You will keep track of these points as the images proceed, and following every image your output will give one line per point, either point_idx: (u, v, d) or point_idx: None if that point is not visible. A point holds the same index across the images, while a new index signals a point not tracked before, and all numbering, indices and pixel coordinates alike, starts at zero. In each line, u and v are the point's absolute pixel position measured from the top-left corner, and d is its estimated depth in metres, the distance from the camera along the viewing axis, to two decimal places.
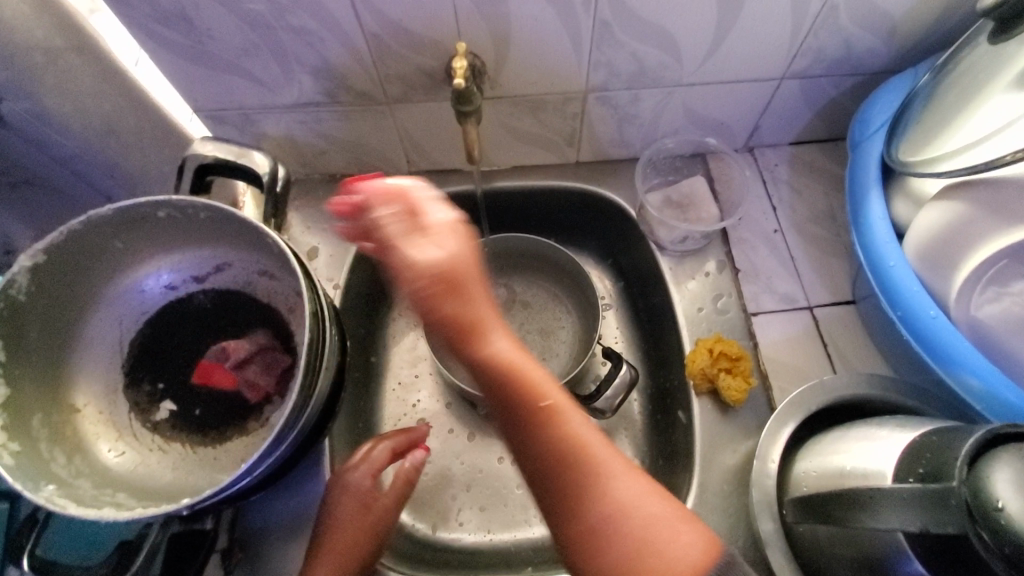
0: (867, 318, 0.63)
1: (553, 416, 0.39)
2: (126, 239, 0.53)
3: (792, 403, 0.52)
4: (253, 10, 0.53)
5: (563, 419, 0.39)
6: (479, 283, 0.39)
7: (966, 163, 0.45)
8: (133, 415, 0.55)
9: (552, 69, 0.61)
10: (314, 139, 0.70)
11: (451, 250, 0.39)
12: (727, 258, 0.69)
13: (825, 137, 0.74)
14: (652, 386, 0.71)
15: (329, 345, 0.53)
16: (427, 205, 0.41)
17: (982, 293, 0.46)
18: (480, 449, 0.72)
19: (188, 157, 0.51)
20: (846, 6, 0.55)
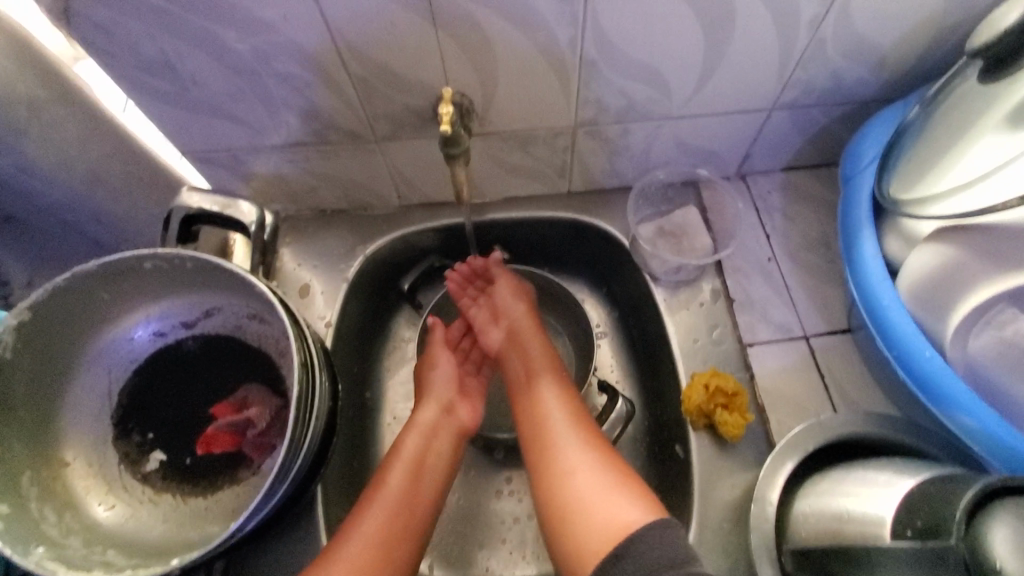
0: (864, 347, 0.62)
1: (544, 393, 0.62)
2: (114, 290, 0.53)
3: (789, 444, 0.51)
4: (239, 58, 0.52)
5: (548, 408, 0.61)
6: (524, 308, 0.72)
7: (961, 204, 0.46)
8: (123, 468, 0.54)
9: (540, 106, 0.60)
10: (303, 177, 0.69)
11: (515, 285, 0.73)
12: (721, 287, 0.69)
13: (817, 163, 0.74)
14: (649, 417, 0.71)
15: (319, 394, 0.52)
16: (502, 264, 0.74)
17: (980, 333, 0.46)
18: (476, 483, 0.72)
19: (174, 208, 0.52)
20: (832, 39, 0.55)
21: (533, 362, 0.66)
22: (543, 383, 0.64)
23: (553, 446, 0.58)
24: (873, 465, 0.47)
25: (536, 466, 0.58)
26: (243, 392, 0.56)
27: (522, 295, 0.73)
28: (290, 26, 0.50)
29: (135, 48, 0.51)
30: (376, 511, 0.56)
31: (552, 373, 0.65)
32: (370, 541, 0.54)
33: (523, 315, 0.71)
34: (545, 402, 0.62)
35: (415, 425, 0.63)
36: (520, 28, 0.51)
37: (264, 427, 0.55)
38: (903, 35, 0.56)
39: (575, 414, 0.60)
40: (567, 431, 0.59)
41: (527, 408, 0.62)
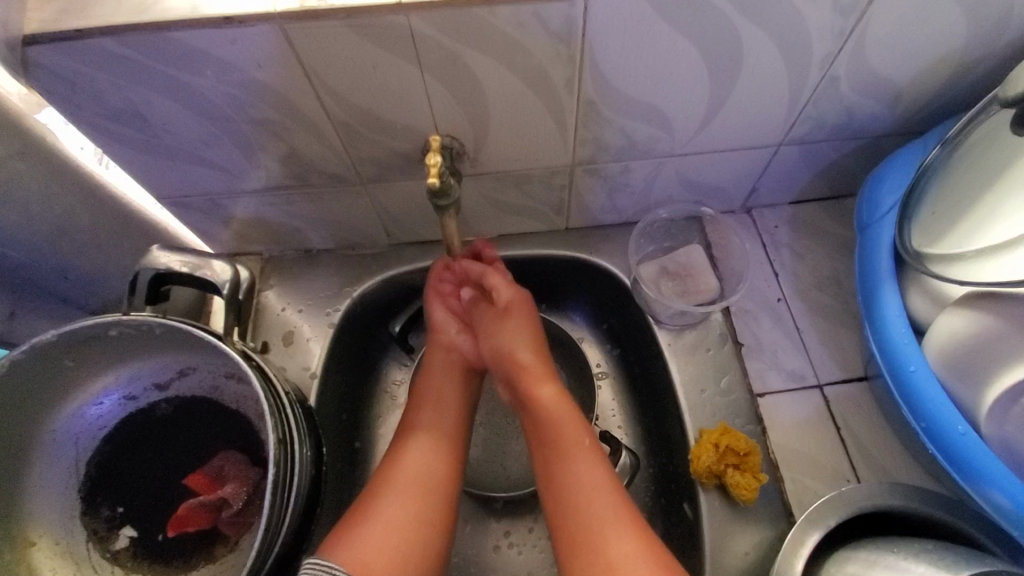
0: (882, 397, 0.59)
1: (578, 458, 0.54)
2: (77, 356, 0.49)
3: (811, 515, 0.47)
4: (211, 105, 0.49)
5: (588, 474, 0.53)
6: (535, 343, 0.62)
7: (985, 270, 0.44)
8: (91, 545, 0.51)
9: (535, 146, 0.57)
10: (285, 219, 0.65)
11: (518, 315, 0.62)
12: (729, 331, 0.65)
13: (826, 196, 0.70)
14: (655, 467, 0.67)
15: (301, 467, 0.49)
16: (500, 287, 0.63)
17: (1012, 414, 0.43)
18: (472, 537, 0.68)
19: (141, 269, 0.49)
20: (846, 75, 0.52)
21: (543, 407, 0.57)
22: (576, 451, 0.55)
23: (594, 525, 0.50)
24: (904, 550, 0.43)
25: (574, 549, 0.50)
26: (220, 461, 0.53)
27: (518, 317, 0.62)
28: (265, 72, 0.46)
29: (99, 97, 0.47)
30: (415, 448, 0.57)
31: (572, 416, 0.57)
32: (415, 474, 0.55)
33: (526, 337, 0.62)
34: (577, 466, 0.54)
35: (433, 361, 0.64)
36: (513, 70, 0.48)
37: (241, 506, 0.52)
38: (921, 70, 0.52)
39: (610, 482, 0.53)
40: (610, 508, 0.51)
41: (558, 477, 0.54)
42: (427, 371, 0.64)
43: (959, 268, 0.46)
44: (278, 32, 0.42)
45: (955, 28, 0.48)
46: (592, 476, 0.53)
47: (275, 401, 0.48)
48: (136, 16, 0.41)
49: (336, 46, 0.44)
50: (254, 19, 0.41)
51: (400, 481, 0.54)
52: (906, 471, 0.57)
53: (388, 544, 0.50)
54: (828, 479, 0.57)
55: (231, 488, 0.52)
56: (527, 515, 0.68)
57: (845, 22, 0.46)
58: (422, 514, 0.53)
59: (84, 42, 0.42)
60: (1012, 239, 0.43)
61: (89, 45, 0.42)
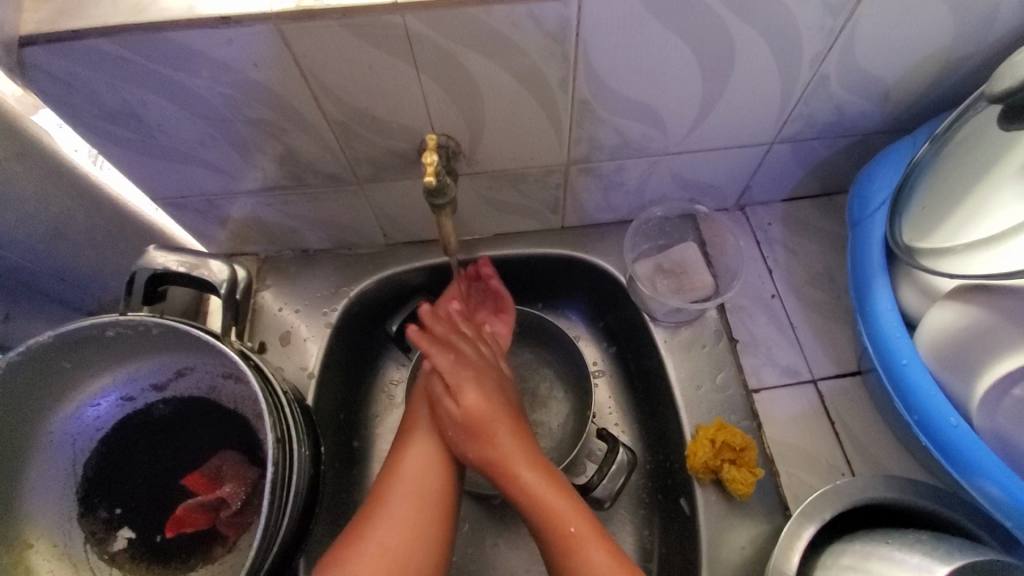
0: (875, 391, 0.59)
1: (580, 547, 0.50)
2: (75, 357, 0.49)
3: (807, 508, 0.48)
4: (208, 106, 0.49)
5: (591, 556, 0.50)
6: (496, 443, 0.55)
7: (980, 265, 0.44)
8: (88, 547, 0.51)
9: (530, 145, 0.57)
10: (282, 219, 0.65)
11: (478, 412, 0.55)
12: (724, 328, 0.66)
13: (818, 193, 0.71)
14: (652, 462, 0.67)
15: (299, 465, 0.49)
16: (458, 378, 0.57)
17: (1005, 403, 0.44)
18: (471, 534, 0.68)
19: (137, 269, 0.49)
20: (837, 74, 0.52)
21: (529, 494, 0.53)
22: (578, 537, 0.51)
23: None
24: (899, 541, 0.43)
25: None
26: (218, 461, 0.53)
27: (472, 403, 0.56)
28: (261, 72, 0.46)
29: (95, 97, 0.47)
30: (411, 449, 0.57)
31: (562, 498, 0.53)
32: (415, 471, 0.55)
33: (496, 426, 0.55)
34: (582, 551, 0.50)
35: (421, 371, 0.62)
36: (508, 70, 0.48)
37: (239, 507, 0.52)
38: (910, 68, 0.53)
39: (616, 561, 0.50)
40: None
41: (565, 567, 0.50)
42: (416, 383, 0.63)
43: (953, 262, 0.46)
44: (275, 32, 0.43)
45: (943, 27, 0.49)
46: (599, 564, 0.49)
47: (273, 400, 0.49)
48: (132, 16, 0.41)
49: (332, 46, 0.44)
50: (251, 19, 0.41)
51: (400, 485, 0.54)
52: (900, 464, 0.57)
53: (387, 552, 0.50)
54: (823, 472, 0.57)
55: (230, 489, 0.52)
56: None
57: (835, 21, 0.47)
58: (428, 514, 0.53)
59: (80, 42, 0.42)
60: (1005, 233, 0.44)
61: (85, 46, 0.42)
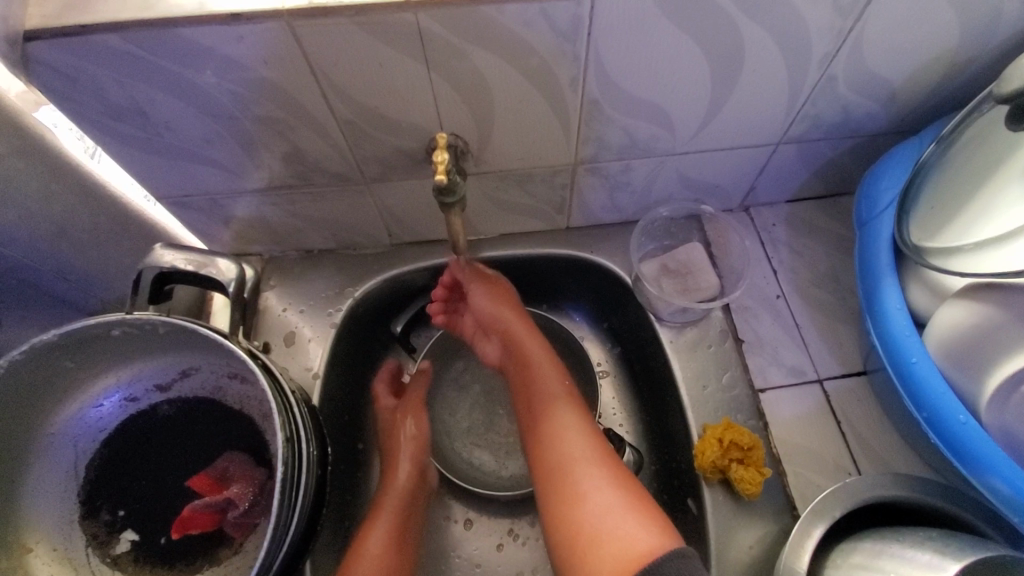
0: (880, 391, 0.60)
1: (557, 415, 0.59)
2: (79, 357, 0.48)
3: (816, 508, 0.47)
4: (216, 103, 0.49)
5: (561, 419, 0.59)
6: (528, 342, 0.65)
7: (985, 265, 0.45)
8: (90, 551, 0.50)
9: (538, 145, 0.57)
10: (287, 219, 0.65)
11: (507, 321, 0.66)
12: (729, 328, 0.66)
13: (822, 195, 0.71)
14: (657, 463, 0.68)
15: (306, 465, 0.48)
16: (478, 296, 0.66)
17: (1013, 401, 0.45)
18: (477, 535, 0.68)
19: (144, 267, 0.49)
20: (843, 75, 0.53)
21: (540, 378, 0.63)
22: (556, 404, 0.60)
23: (568, 460, 0.56)
24: (910, 539, 0.44)
25: (550, 477, 0.56)
26: (224, 462, 0.52)
27: (510, 324, 0.66)
28: (270, 69, 0.46)
29: (100, 94, 0.47)
30: (387, 511, 0.61)
31: (566, 385, 0.62)
32: (385, 535, 0.59)
33: (524, 340, 0.65)
34: (555, 411, 0.60)
35: (407, 407, 0.68)
36: (516, 68, 0.48)
37: (246, 508, 0.51)
38: (916, 70, 0.53)
39: (587, 423, 0.59)
40: (580, 440, 0.57)
41: (542, 428, 0.60)
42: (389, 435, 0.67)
43: (959, 261, 0.47)
44: (285, 29, 0.42)
45: (949, 28, 0.49)
46: (564, 422, 0.59)
47: (282, 400, 0.48)
48: (142, 11, 0.41)
49: (342, 43, 0.44)
50: (262, 16, 0.41)
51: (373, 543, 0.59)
52: (907, 464, 0.57)
53: None
54: (830, 472, 0.57)
55: (238, 492, 0.51)
56: (530, 509, 0.68)
57: (844, 22, 0.47)
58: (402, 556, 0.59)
59: (87, 37, 0.42)
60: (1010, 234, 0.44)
61: (93, 41, 0.42)
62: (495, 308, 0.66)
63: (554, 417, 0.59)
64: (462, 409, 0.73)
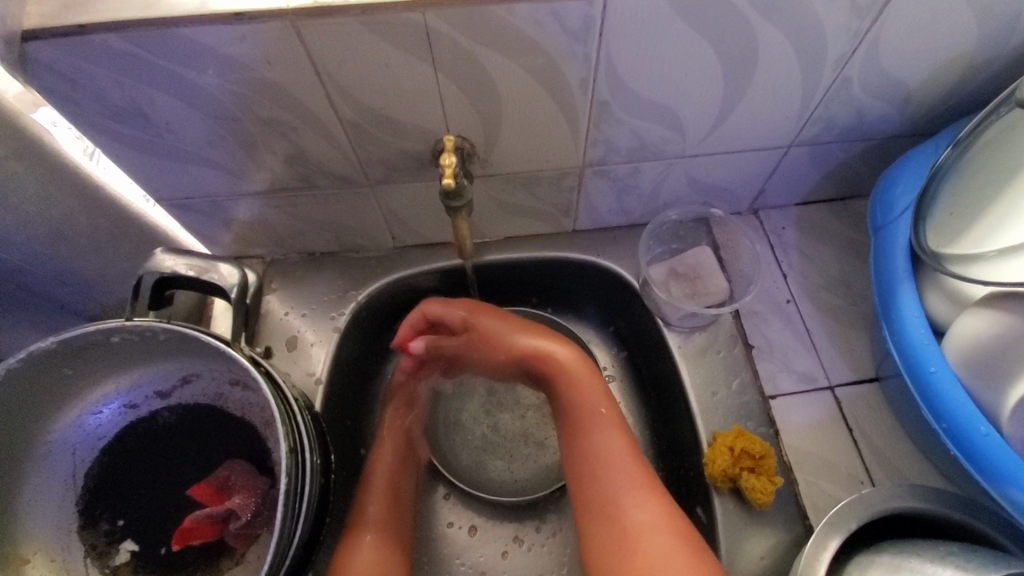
0: (893, 398, 0.59)
1: (602, 440, 0.56)
2: (77, 364, 0.47)
3: (832, 520, 0.46)
4: (218, 104, 0.48)
5: (607, 445, 0.56)
6: (553, 359, 0.62)
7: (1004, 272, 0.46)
8: (89, 561, 0.49)
9: (546, 147, 0.56)
10: (289, 222, 0.64)
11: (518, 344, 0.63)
12: (739, 333, 0.65)
13: (833, 197, 0.70)
14: (665, 469, 0.67)
15: (311, 475, 0.47)
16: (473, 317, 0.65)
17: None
18: (482, 542, 0.67)
19: (145, 272, 0.48)
20: (858, 77, 0.52)
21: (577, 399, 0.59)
22: (600, 429, 0.57)
23: (616, 493, 0.53)
24: (929, 554, 0.43)
25: (596, 507, 0.54)
26: (225, 471, 0.51)
27: (520, 347, 0.63)
28: (273, 70, 0.45)
29: (100, 95, 0.46)
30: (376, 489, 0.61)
31: (605, 409, 0.58)
32: (375, 531, 0.58)
33: (553, 360, 0.61)
34: (598, 436, 0.57)
35: (397, 397, 0.68)
36: (525, 69, 0.47)
37: (249, 519, 0.50)
38: (932, 72, 0.52)
39: (634, 453, 0.56)
40: (627, 470, 0.54)
41: (584, 452, 0.57)
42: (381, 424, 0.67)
43: (980, 268, 0.48)
44: (290, 29, 0.41)
45: (967, 30, 0.48)
46: (608, 448, 0.56)
47: (286, 409, 0.47)
48: (142, 10, 0.40)
49: (347, 43, 0.43)
50: (266, 15, 0.40)
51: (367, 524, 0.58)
52: (920, 473, 0.56)
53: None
54: (842, 480, 0.56)
55: (240, 502, 0.50)
56: (535, 514, 0.68)
57: (861, 23, 0.46)
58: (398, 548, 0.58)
59: (86, 38, 0.41)
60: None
61: (92, 42, 0.41)
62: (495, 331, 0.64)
63: (598, 441, 0.56)
64: (466, 414, 0.72)
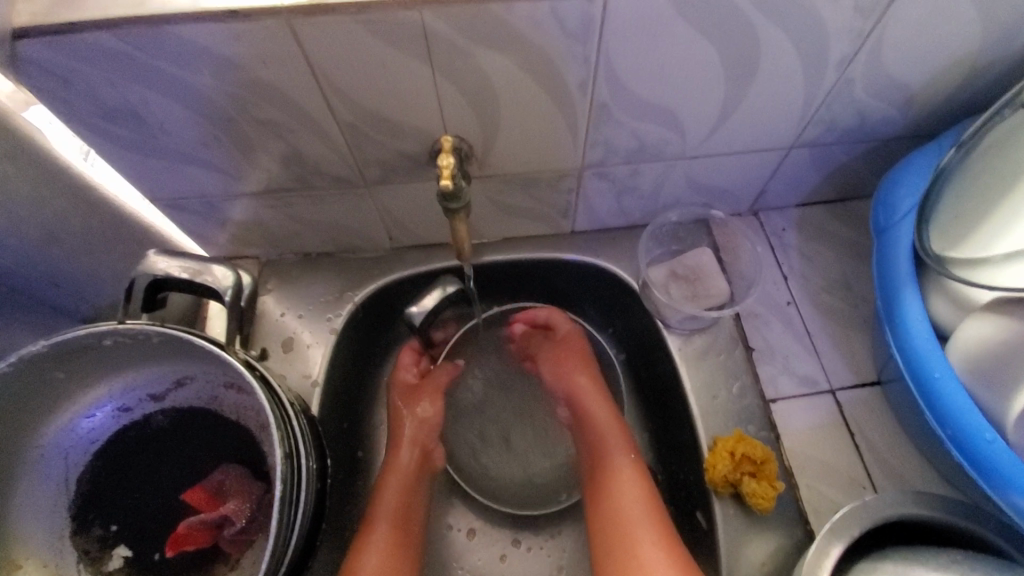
0: (894, 402, 0.58)
1: (624, 483, 0.58)
2: (70, 367, 0.47)
3: (835, 526, 0.46)
4: (212, 104, 0.47)
5: (624, 486, 0.58)
6: (593, 402, 0.65)
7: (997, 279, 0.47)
8: (82, 567, 0.49)
9: (545, 148, 0.55)
10: (285, 222, 0.63)
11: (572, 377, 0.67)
12: (740, 336, 0.64)
13: (833, 199, 0.69)
14: (664, 473, 0.66)
15: (307, 482, 0.47)
16: (563, 334, 0.70)
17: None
18: (482, 546, 0.66)
19: (137, 275, 0.47)
20: (861, 78, 0.51)
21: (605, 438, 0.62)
22: (623, 472, 0.59)
23: (631, 532, 0.54)
24: (935, 563, 0.43)
25: (610, 545, 0.55)
26: (220, 475, 0.50)
27: (575, 376, 0.67)
28: (267, 69, 0.44)
29: (92, 94, 0.45)
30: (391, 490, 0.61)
31: (632, 456, 0.60)
32: (381, 541, 0.57)
33: (592, 402, 0.65)
34: (620, 479, 0.58)
35: (422, 390, 0.68)
36: (524, 69, 0.46)
37: (244, 525, 0.50)
38: (936, 73, 0.51)
39: (652, 499, 0.57)
40: (644, 513, 0.55)
41: (604, 493, 0.59)
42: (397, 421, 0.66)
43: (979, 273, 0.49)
44: (285, 27, 0.40)
45: (971, 31, 0.47)
46: (629, 491, 0.57)
47: (281, 414, 0.46)
48: (133, 8, 0.39)
49: (343, 43, 0.42)
50: (260, 14, 0.39)
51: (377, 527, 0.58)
52: (922, 478, 0.56)
53: None
54: (843, 485, 0.56)
55: (235, 508, 0.49)
56: (533, 515, 0.67)
57: (864, 24, 0.45)
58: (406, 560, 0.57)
59: (77, 36, 0.40)
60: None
61: (83, 40, 0.40)
62: (568, 356, 0.69)
63: (617, 482, 0.58)
64: (477, 413, 0.71)
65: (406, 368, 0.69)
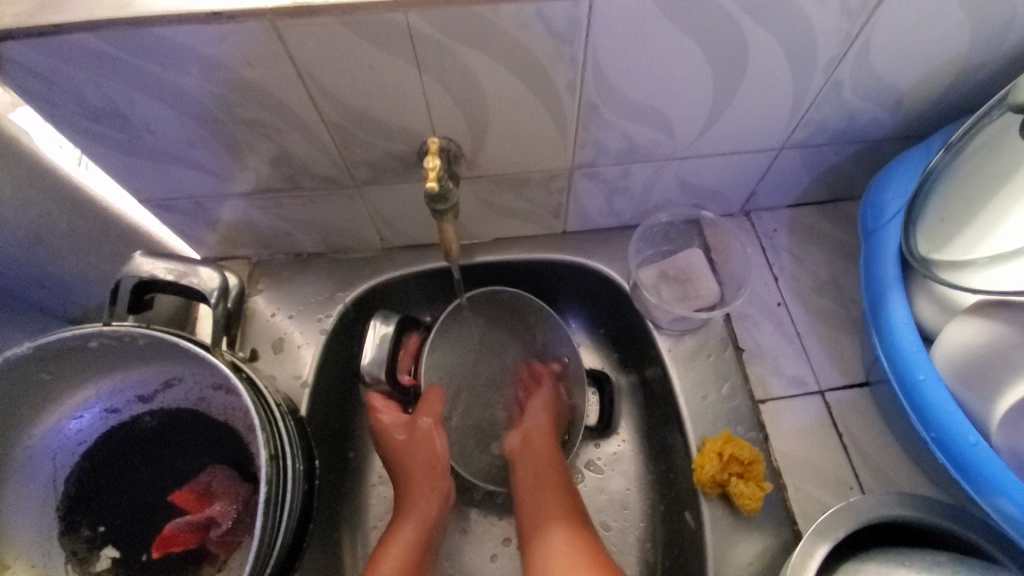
0: (883, 402, 0.58)
1: (554, 531, 0.55)
2: (56, 368, 0.47)
3: (819, 527, 0.46)
4: (198, 105, 0.47)
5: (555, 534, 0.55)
6: (538, 446, 0.64)
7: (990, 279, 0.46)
8: (70, 568, 0.49)
9: (534, 148, 0.55)
10: (275, 222, 0.63)
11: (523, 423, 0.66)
12: (730, 337, 0.64)
13: (824, 200, 0.69)
14: (655, 473, 0.66)
15: (293, 483, 0.47)
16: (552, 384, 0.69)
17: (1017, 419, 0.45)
18: (472, 545, 0.66)
19: (123, 276, 0.47)
20: (849, 80, 0.51)
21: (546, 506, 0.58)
22: (556, 520, 0.56)
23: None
24: (917, 565, 0.43)
25: None
26: (207, 477, 0.51)
27: (530, 425, 0.66)
28: (253, 70, 0.44)
29: (77, 95, 0.45)
30: (406, 531, 0.58)
31: (567, 507, 0.58)
32: None
33: (544, 467, 0.62)
34: (551, 528, 0.56)
35: (421, 423, 0.63)
36: (511, 70, 0.46)
37: (230, 525, 0.50)
38: (924, 75, 0.51)
39: (587, 546, 0.53)
40: (575, 558, 0.52)
41: (535, 543, 0.55)
42: (405, 457, 0.62)
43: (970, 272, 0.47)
44: (270, 29, 0.40)
45: (959, 33, 0.47)
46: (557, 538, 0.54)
47: (267, 415, 0.47)
48: (117, 9, 0.39)
49: (328, 44, 0.42)
50: (244, 15, 0.39)
51: (392, 555, 0.56)
52: (909, 479, 0.56)
53: None
54: (831, 485, 0.56)
55: (222, 508, 0.50)
56: None
57: (852, 26, 0.45)
58: None
59: (61, 37, 0.40)
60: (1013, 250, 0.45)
61: (66, 41, 0.40)
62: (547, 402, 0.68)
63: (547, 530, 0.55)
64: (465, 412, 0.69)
65: (385, 409, 0.63)
